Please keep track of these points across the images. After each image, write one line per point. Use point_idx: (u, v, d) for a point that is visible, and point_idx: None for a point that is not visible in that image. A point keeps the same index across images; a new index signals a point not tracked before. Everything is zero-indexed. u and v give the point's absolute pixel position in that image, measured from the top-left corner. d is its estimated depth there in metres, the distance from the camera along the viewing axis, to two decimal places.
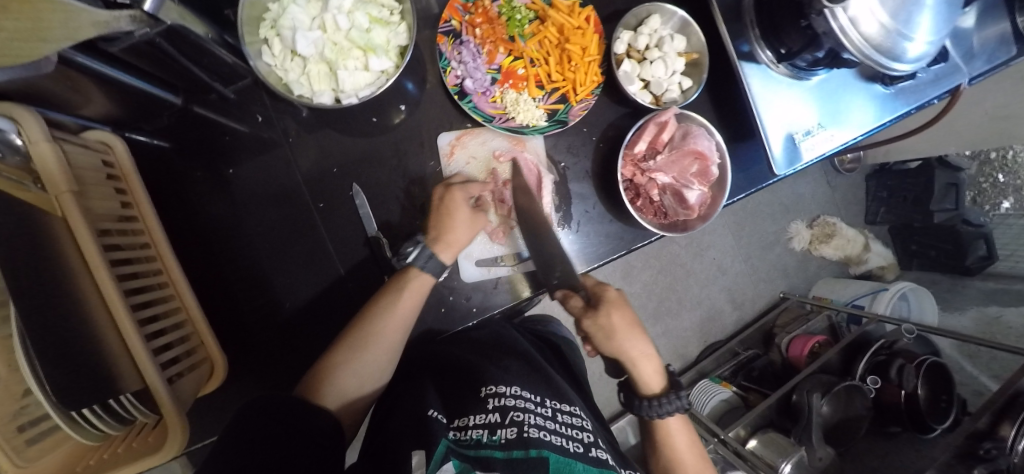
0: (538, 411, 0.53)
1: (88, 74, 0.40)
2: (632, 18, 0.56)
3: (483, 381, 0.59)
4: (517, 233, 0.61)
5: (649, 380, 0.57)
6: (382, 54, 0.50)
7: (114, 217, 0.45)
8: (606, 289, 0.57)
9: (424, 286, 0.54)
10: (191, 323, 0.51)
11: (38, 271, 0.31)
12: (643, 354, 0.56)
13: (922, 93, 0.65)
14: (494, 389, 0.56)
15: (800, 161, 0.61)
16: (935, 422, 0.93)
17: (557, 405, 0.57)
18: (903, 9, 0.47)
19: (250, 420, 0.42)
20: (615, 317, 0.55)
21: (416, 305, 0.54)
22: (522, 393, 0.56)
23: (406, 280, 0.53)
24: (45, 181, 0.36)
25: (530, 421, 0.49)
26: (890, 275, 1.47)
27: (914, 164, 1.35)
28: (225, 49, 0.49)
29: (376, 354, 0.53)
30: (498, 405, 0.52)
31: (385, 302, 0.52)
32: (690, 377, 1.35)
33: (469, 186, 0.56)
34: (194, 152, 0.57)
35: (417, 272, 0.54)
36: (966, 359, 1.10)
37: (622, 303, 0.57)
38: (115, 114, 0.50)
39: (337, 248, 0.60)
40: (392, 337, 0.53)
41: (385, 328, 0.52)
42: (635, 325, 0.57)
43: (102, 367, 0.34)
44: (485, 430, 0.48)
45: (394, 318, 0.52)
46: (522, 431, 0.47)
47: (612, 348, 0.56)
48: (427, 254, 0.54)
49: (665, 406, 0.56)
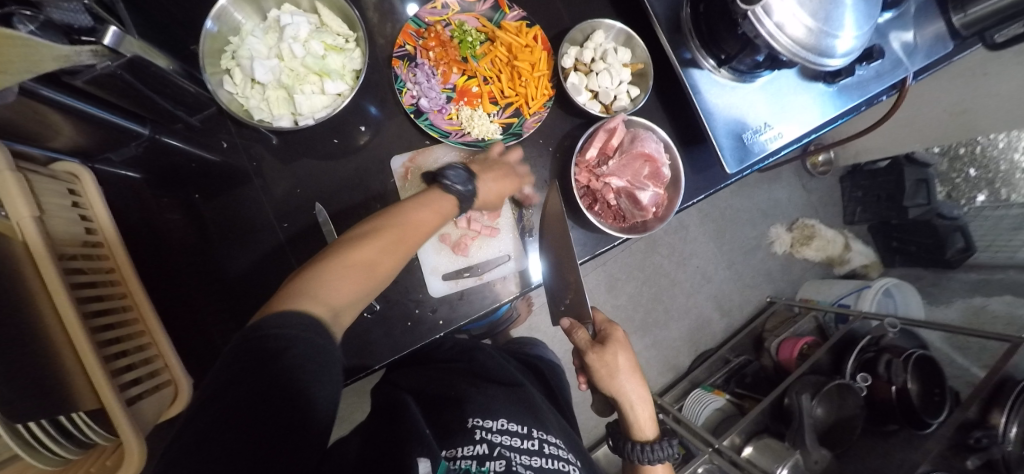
0: (524, 447, 0.52)
1: (55, 106, 0.42)
2: (577, 33, 0.61)
3: (467, 411, 0.55)
4: (515, 238, 0.64)
5: (643, 424, 0.57)
6: (338, 78, 0.54)
7: (78, 241, 0.46)
8: (617, 331, 0.59)
9: (445, 207, 0.56)
10: (155, 346, 0.51)
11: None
12: (643, 399, 0.58)
13: (866, 89, 0.68)
14: (481, 421, 0.53)
15: (750, 158, 0.63)
16: (930, 417, 0.91)
17: (542, 433, 0.56)
18: (823, 8, 0.49)
19: (231, 372, 0.33)
20: (620, 357, 0.56)
21: (439, 222, 0.56)
22: (509, 427, 0.54)
23: (432, 196, 0.55)
24: (8, 206, 0.37)
25: (518, 460, 0.49)
26: (874, 274, 1.48)
27: (885, 163, 1.39)
28: (188, 80, 0.52)
29: (387, 260, 0.49)
30: (486, 437, 0.50)
31: (421, 208, 0.54)
32: (683, 388, 1.33)
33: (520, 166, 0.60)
34: (163, 182, 0.59)
35: (449, 196, 0.56)
36: (957, 352, 1.09)
37: (627, 346, 0.58)
38: (85, 146, 0.51)
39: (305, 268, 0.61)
40: (408, 246, 0.52)
41: (412, 234, 0.52)
42: (636, 369, 0.58)
43: (42, 381, 0.35)
44: (474, 460, 0.46)
45: (420, 226, 0.53)
46: (510, 465, 0.47)
47: (613, 386, 0.56)
48: (469, 187, 0.56)
49: (656, 452, 0.55)
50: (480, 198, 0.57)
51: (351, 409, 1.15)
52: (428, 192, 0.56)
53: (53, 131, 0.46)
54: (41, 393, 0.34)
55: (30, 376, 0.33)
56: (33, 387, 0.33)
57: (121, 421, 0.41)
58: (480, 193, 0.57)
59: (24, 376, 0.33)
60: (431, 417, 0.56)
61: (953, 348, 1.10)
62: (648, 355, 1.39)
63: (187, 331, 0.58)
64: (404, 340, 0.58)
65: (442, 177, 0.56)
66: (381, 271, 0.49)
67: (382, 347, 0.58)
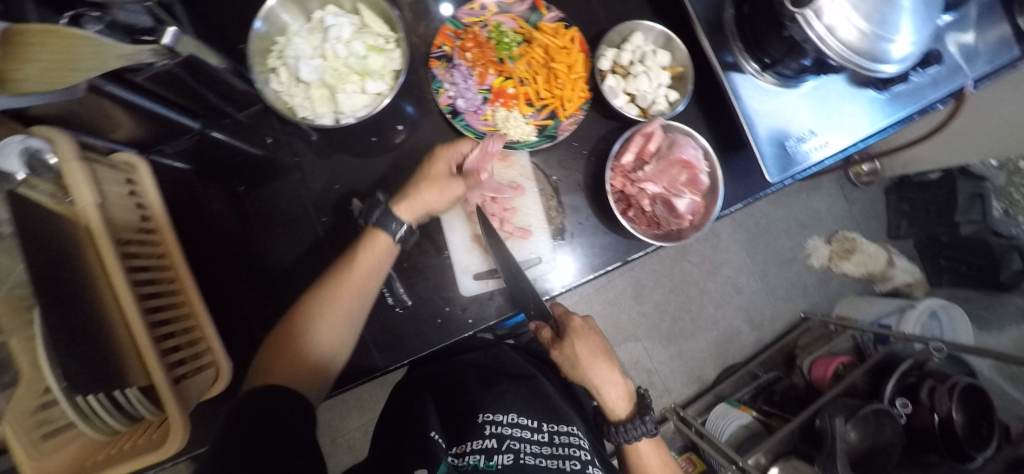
0: (534, 439, 0.52)
1: (115, 100, 0.44)
2: (615, 36, 0.60)
3: (481, 408, 0.56)
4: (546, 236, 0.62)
5: (615, 403, 0.56)
6: (378, 78, 0.55)
7: (134, 228, 0.49)
8: (574, 319, 0.58)
9: (380, 247, 0.54)
10: (199, 328, 0.53)
11: (49, 267, 0.34)
12: (611, 380, 0.55)
13: (920, 96, 0.64)
14: (491, 416, 0.54)
15: (794, 167, 0.61)
16: (976, 450, 0.85)
17: (555, 427, 0.56)
18: (877, 12, 0.46)
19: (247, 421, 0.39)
20: (580, 348, 0.55)
21: (376, 269, 0.53)
22: (519, 421, 0.54)
23: (364, 242, 0.53)
24: (74, 194, 0.40)
25: (527, 450, 0.49)
26: (920, 293, 1.39)
27: (936, 175, 1.31)
28: (237, 78, 0.54)
29: (331, 320, 0.51)
30: (496, 433, 0.51)
31: (349, 264, 0.53)
32: (707, 401, 1.29)
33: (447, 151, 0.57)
34: (212, 174, 0.62)
35: (379, 238, 0.53)
36: (1009, 383, 1.00)
37: (587, 332, 0.57)
38: (142, 136, 0.55)
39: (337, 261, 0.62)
40: (350, 299, 0.52)
41: (343, 294, 0.51)
42: (603, 353, 0.56)
43: (103, 360, 0.37)
44: (482, 455, 0.47)
45: (354, 281, 0.52)
46: (518, 458, 0.47)
47: (579, 376, 0.56)
48: (385, 211, 0.54)
49: (631, 431, 0.55)
50: (429, 209, 0.55)
51: (376, 400, 1.18)
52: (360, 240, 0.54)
53: (113, 124, 0.49)
54: (98, 368, 0.36)
55: (88, 353, 0.35)
56: (90, 361, 0.35)
57: (169, 398, 0.43)
58: (425, 206, 0.55)
59: (83, 352, 0.35)
60: (445, 417, 0.57)
61: (1005, 379, 1.01)
62: (671, 364, 1.37)
63: (230, 318, 0.61)
64: (433, 337, 0.59)
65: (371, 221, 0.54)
66: (332, 331, 0.51)
67: (412, 343, 0.59)
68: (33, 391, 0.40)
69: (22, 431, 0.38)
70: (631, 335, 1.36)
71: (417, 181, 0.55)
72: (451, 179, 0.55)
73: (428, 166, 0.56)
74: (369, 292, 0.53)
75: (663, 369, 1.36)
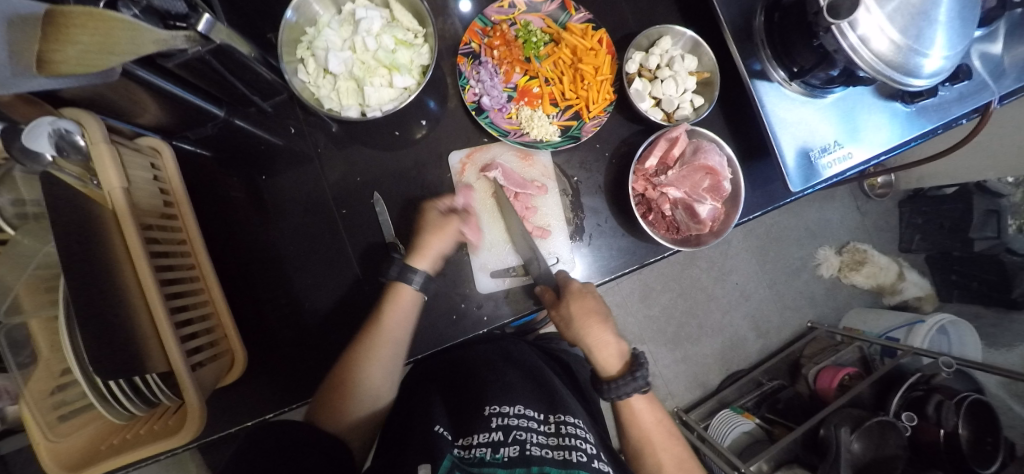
0: (541, 430, 0.50)
1: (143, 85, 0.43)
2: (644, 39, 0.59)
3: (486, 401, 0.55)
4: (563, 232, 0.62)
5: (606, 359, 0.56)
6: (406, 72, 0.55)
7: (157, 213, 0.48)
8: (573, 282, 0.58)
9: (409, 299, 0.56)
10: (216, 315, 0.53)
11: (81, 245, 0.32)
12: (603, 340, 0.56)
13: (947, 111, 0.63)
14: (498, 409, 0.53)
15: (817, 178, 0.60)
16: (978, 466, 0.85)
17: (559, 417, 0.54)
18: (914, 25, 0.45)
19: (257, 446, 0.41)
20: (574, 306, 0.56)
21: (405, 320, 0.56)
22: (526, 412, 0.53)
23: (391, 294, 0.55)
24: (101, 176, 0.38)
25: (532, 440, 0.47)
26: (928, 307, 1.40)
27: (951, 190, 1.31)
28: (265, 68, 0.54)
29: (373, 367, 0.57)
30: (501, 424, 0.49)
31: (379, 322, 0.55)
32: (710, 406, 1.30)
33: (437, 201, 0.61)
34: (231, 162, 0.61)
35: (405, 289, 0.55)
36: (1016, 400, 0.99)
37: (586, 294, 0.57)
38: (167, 123, 0.54)
39: (378, 291, 0.62)
40: (385, 349, 0.56)
41: (377, 347, 0.56)
42: (597, 313, 0.56)
43: (134, 341, 0.36)
44: (489, 448, 0.46)
45: (383, 338, 0.55)
46: (524, 450, 0.45)
47: (573, 334, 0.57)
48: (402, 264, 0.56)
49: (623, 387, 0.54)
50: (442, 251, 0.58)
51: None
52: (388, 291, 0.56)
53: (139, 108, 0.47)
54: (122, 352, 0.34)
55: (117, 335, 0.34)
56: (116, 344, 0.33)
57: (187, 385, 0.40)
58: (438, 248, 0.58)
59: (112, 333, 0.33)
60: (452, 410, 0.57)
61: (1012, 396, 1.00)
62: (676, 368, 1.37)
63: (246, 307, 0.60)
64: (449, 333, 0.59)
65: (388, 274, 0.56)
66: (371, 375, 0.57)
67: (428, 337, 0.60)
68: (52, 372, 0.39)
69: (37, 409, 0.37)
70: (637, 337, 1.37)
71: (421, 231, 0.58)
72: (446, 219, 0.58)
73: (424, 218, 0.60)
74: (401, 339, 0.57)
75: (668, 372, 1.37)
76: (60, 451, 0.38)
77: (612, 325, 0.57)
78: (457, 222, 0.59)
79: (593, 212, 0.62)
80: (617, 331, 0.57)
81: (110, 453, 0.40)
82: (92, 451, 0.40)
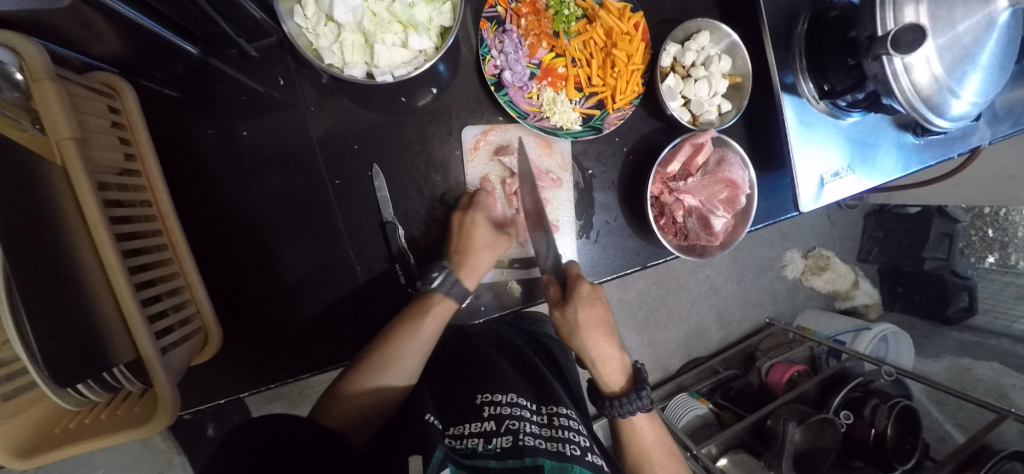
0: (534, 419, 0.49)
1: (101, 11, 0.34)
2: (681, 32, 0.55)
3: (478, 388, 0.54)
4: (569, 226, 0.60)
5: (610, 375, 0.56)
6: (423, 33, 0.48)
7: (115, 169, 0.40)
8: (582, 283, 0.56)
9: (446, 312, 0.55)
10: (188, 290, 0.47)
11: (24, 210, 0.26)
12: (609, 354, 0.56)
13: (949, 149, 0.65)
14: (490, 397, 0.51)
15: (824, 201, 0.60)
16: (898, 462, 0.97)
17: (552, 409, 0.53)
18: (959, 67, 0.44)
19: (244, 438, 0.37)
20: (582, 314, 0.55)
21: (438, 328, 0.55)
22: (519, 401, 0.51)
23: (429, 304, 0.54)
24: (46, 123, 0.30)
25: (526, 430, 0.45)
26: (873, 314, 1.52)
27: (914, 210, 1.40)
28: (255, 4, 0.46)
29: (395, 375, 0.53)
30: (495, 414, 0.48)
31: (412, 328, 0.53)
32: (668, 389, 1.38)
33: (484, 205, 0.57)
34: (204, 107, 0.52)
35: (444, 299, 0.55)
36: (935, 406, 1.14)
37: (594, 300, 0.55)
38: (126, 56, 0.44)
39: (370, 273, 0.57)
40: (413, 357, 0.54)
41: (406, 351, 0.53)
42: (605, 325, 0.57)
43: (92, 324, 0.30)
44: (481, 439, 0.44)
45: (415, 342, 0.53)
46: (517, 439, 0.43)
47: (578, 343, 0.57)
48: (452, 280, 0.55)
49: (626, 406, 0.54)
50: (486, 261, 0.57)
51: None
52: (423, 300, 0.55)
53: (94, 36, 0.39)
54: (79, 339, 0.29)
55: (71, 323, 0.28)
56: (73, 336, 0.28)
57: (158, 374, 0.36)
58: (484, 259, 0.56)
59: (70, 318, 0.28)
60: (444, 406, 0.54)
61: (932, 402, 1.15)
62: (643, 352, 1.43)
63: (217, 273, 0.53)
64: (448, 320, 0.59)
65: (432, 283, 0.55)
66: (391, 383, 0.54)
67: None
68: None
69: None
70: None
71: (470, 247, 0.55)
72: (500, 239, 0.57)
73: (472, 228, 0.56)
74: (427, 347, 0.55)
75: (635, 356, 1.42)
76: (1, 439, 0.31)
77: (617, 338, 0.58)
78: (506, 239, 0.58)
79: (605, 207, 0.60)
80: (621, 345, 0.58)
81: (64, 438, 0.35)
82: (44, 434, 0.35)
